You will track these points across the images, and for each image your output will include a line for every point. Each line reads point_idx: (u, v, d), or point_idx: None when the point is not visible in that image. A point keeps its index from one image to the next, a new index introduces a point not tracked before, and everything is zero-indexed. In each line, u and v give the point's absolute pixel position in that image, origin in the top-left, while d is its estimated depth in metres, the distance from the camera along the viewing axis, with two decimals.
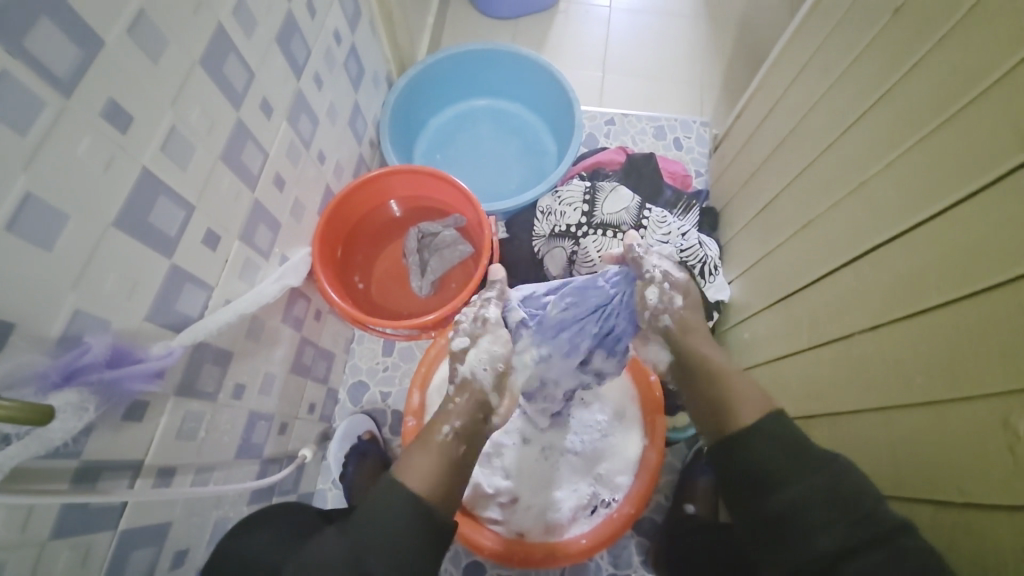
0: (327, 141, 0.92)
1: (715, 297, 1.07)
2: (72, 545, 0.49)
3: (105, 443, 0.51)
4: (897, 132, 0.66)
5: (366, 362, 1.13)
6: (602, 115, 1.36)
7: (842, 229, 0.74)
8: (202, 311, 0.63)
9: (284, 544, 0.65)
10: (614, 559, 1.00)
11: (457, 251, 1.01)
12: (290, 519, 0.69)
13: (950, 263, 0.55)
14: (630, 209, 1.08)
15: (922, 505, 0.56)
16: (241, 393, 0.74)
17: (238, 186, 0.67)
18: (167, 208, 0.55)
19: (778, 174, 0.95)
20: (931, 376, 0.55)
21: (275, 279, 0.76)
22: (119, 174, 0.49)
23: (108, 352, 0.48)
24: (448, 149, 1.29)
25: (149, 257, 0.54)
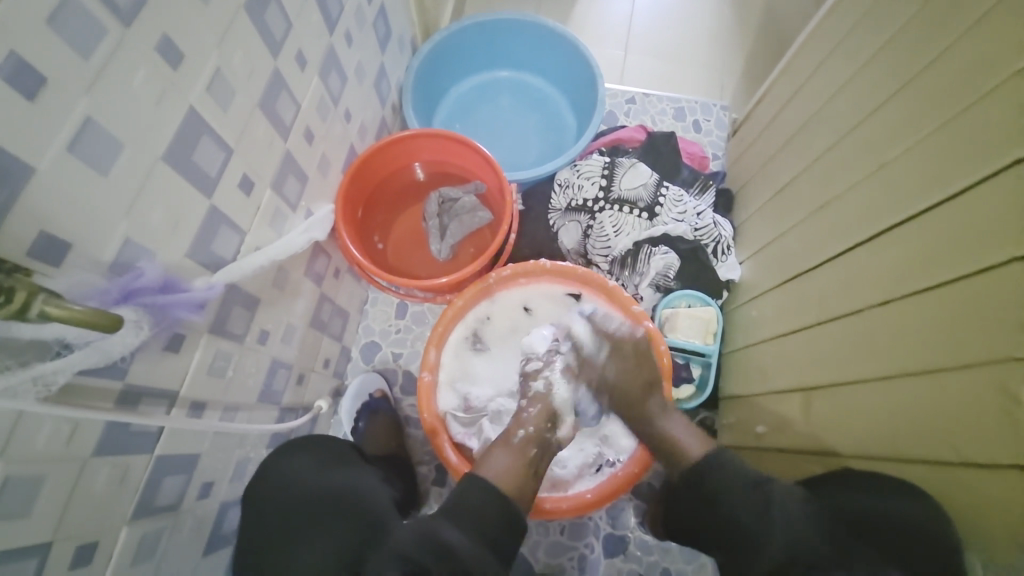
0: (353, 100, 0.92)
1: (725, 276, 1.10)
2: (112, 464, 0.52)
3: (145, 370, 0.53)
4: (920, 116, 0.67)
5: (379, 323, 1.15)
6: (623, 92, 1.36)
7: (858, 210, 0.75)
8: (235, 254, 0.64)
9: (319, 472, 0.69)
10: (611, 520, 1.04)
11: (475, 217, 1.03)
12: (333, 448, 0.75)
13: (965, 240, 0.56)
14: (647, 186, 1.10)
15: (918, 467, 0.59)
16: (266, 339, 0.76)
17: (272, 136, 0.68)
18: (209, 149, 0.57)
19: (798, 156, 0.96)
20: (936, 348, 0.57)
21: (301, 231, 0.77)
22: (169, 111, 0.50)
23: (161, 279, 0.50)
24: (469, 118, 1.29)
25: (192, 196, 0.55)
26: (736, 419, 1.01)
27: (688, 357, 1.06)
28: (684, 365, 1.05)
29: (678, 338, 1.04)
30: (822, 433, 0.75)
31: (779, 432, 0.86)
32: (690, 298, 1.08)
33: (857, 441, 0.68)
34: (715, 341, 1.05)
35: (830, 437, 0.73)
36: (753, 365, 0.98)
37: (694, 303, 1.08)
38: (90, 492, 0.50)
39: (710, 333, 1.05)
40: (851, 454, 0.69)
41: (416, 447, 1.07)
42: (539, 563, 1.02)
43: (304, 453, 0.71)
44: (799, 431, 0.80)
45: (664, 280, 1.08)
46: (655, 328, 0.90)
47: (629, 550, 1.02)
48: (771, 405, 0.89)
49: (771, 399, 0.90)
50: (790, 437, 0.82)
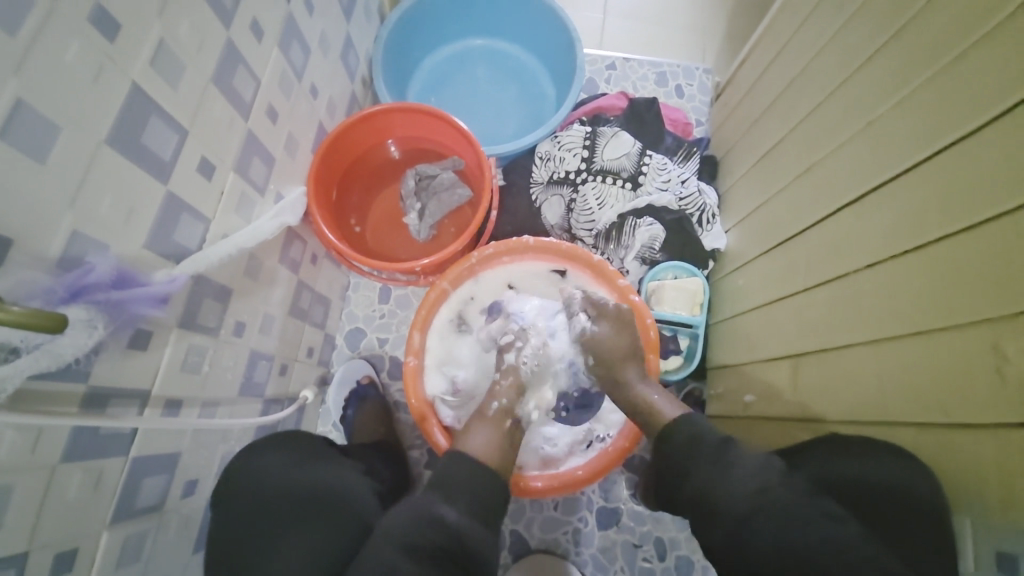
0: (319, 74, 0.87)
1: (712, 245, 1.08)
2: (84, 469, 0.49)
3: (111, 370, 0.50)
4: (907, 71, 0.65)
5: (363, 309, 1.13)
6: (603, 59, 1.32)
7: (844, 173, 0.74)
8: (200, 243, 0.61)
9: (291, 470, 0.66)
10: (604, 493, 1.05)
11: (455, 195, 1.00)
12: (306, 445, 0.73)
13: (950, 199, 0.56)
14: (630, 155, 1.07)
15: (906, 428, 0.59)
16: (242, 331, 0.73)
17: (231, 114, 0.63)
18: (160, 130, 0.53)
19: (782, 120, 0.94)
20: (922, 309, 0.58)
21: (271, 217, 0.73)
22: (109, 88, 0.46)
23: (113, 272, 0.47)
24: (444, 91, 1.24)
25: (145, 182, 0.51)
26: (724, 388, 1.02)
27: (675, 329, 1.06)
28: (672, 338, 1.06)
29: (665, 310, 1.04)
30: (811, 399, 0.75)
31: (768, 400, 0.86)
32: (676, 269, 1.06)
33: (845, 405, 0.69)
34: (702, 312, 1.04)
35: (818, 403, 0.74)
36: (740, 334, 0.98)
37: (680, 274, 1.06)
38: (62, 499, 0.48)
39: (698, 303, 1.04)
40: (839, 418, 0.70)
41: (406, 432, 1.06)
42: (535, 539, 1.03)
43: (274, 451, 0.69)
44: (787, 398, 0.81)
45: (650, 252, 1.07)
46: (640, 300, 0.90)
47: (623, 520, 1.04)
48: (759, 373, 0.90)
49: (759, 367, 0.90)
50: (779, 403, 0.83)
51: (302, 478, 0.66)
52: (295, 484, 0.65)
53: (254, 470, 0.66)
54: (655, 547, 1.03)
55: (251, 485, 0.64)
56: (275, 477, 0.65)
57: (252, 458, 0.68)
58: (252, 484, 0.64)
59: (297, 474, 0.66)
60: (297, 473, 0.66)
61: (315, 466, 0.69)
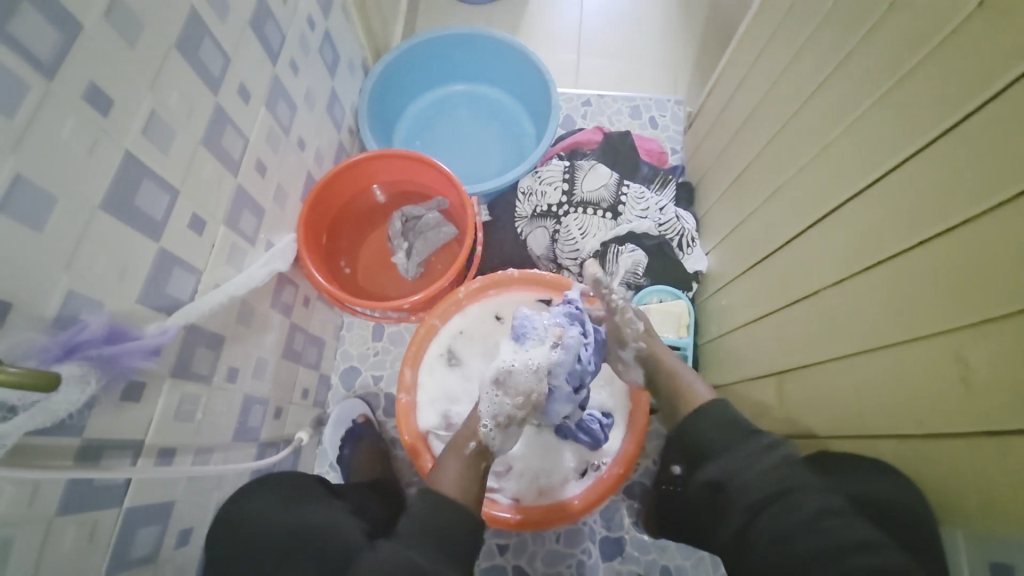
0: (306, 127, 0.92)
1: (693, 268, 1.11)
2: (79, 521, 0.51)
3: (105, 422, 0.52)
4: (854, 97, 0.69)
5: (357, 347, 1.15)
6: (578, 96, 1.39)
7: (807, 193, 0.78)
8: (192, 295, 0.64)
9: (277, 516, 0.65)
10: (606, 522, 1.04)
11: (441, 233, 1.03)
12: (290, 487, 0.73)
13: (903, 215, 0.59)
14: (608, 186, 1.11)
15: (887, 440, 0.60)
16: (235, 376, 0.75)
17: (220, 172, 0.68)
18: (152, 192, 0.56)
19: (749, 145, 0.98)
20: (890, 321, 0.59)
21: (262, 264, 0.77)
22: (104, 158, 0.50)
23: (105, 329, 0.50)
24: (428, 134, 1.30)
25: (138, 241, 0.55)
26: None
27: None
28: None
29: None
30: (797, 414, 0.76)
31: (759, 418, 0.87)
32: (661, 293, 1.09)
33: (829, 419, 0.69)
34: (688, 333, 1.06)
35: (805, 419, 0.74)
36: (727, 353, 0.99)
37: (665, 298, 1.09)
38: (57, 553, 0.49)
39: (683, 326, 1.06)
40: (825, 433, 0.70)
41: (404, 469, 1.06)
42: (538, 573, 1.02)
43: (263, 496, 0.69)
44: (776, 415, 0.81)
45: (634, 277, 1.09)
46: None
47: (627, 550, 1.02)
48: (748, 392, 0.90)
49: (747, 386, 0.91)
50: (768, 421, 0.84)
51: (283, 521, 0.65)
52: (285, 526, 0.65)
53: (242, 513, 0.67)
54: None
55: (236, 530, 0.65)
56: (261, 521, 0.65)
57: (241, 500, 0.69)
58: (239, 527, 0.65)
59: (288, 516, 0.66)
60: (284, 515, 0.66)
61: (302, 509, 0.69)
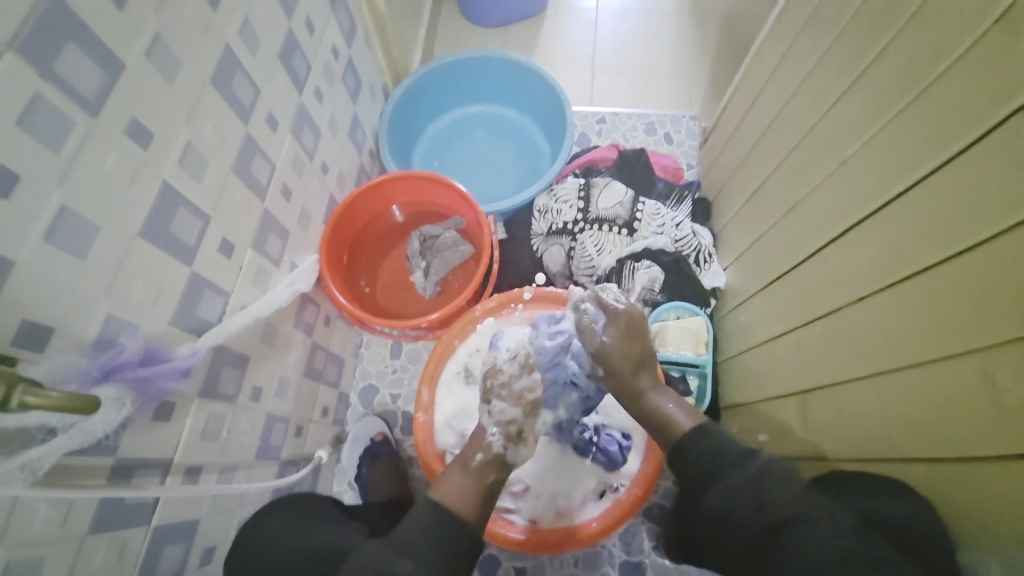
0: (329, 151, 0.95)
1: (711, 283, 1.11)
2: (109, 540, 0.52)
3: (137, 441, 0.54)
4: (871, 113, 0.69)
5: (375, 365, 1.16)
6: (592, 114, 1.40)
7: (825, 210, 0.77)
8: (220, 316, 0.66)
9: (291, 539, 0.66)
10: (626, 545, 1.02)
11: (458, 252, 1.05)
12: (309, 508, 0.74)
13: (924, 233, 0.58)
14: (623, 204, 1.12)
15: (917, 464, 0.58)
16: (259, 395, 0.77)
17: (249, 197, 0.70)
18: (186, 218, 0.59)
19: (766, 161, 0.98)
20: (916, 339, 0.58)
21: (286, 285, 0.79)
22: (142, 188, 0.53)
23: (141, 351, 0.52)
24: (445, 155, 1.33)
25: (172, 266, 0.57)
26: (739, 428, 0.99)
27: (683, 369, 1.06)
28: (680, 378, 1.05)
29: (670, 351, 1.05)
30: (821, 435, 0.74)
31: (782, 439, 0.85)
32: (679, 310, 1.08)
33: (855, 440, 0.68)
34: (707, 350, 1.05)
35: (830, 440, 0.73)
36: (747, 372, 0.98)
37: (683, 315, 1.08)
38: (87, 571, 0.50)
39: (702, 343, 1.05)
40: (852, 455, 0.68)
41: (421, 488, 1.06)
42: None
43: (283, 516, 0.70)
44: (800, 436, 0.80)
45: (651, 294, 1.09)
46: None
47: (648, 574, 1.00)
48: (771, 411, 0.88)
49: (769, 405, 0.89)
50: (791, 442, 0.82)
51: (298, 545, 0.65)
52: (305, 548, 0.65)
53: (260, 536, 0.67)
54: None
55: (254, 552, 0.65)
56: (282, 543, 0.66)
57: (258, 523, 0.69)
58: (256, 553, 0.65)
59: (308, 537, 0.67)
60: (300, 537, 0.67)
61: (316, 529, 0.69)
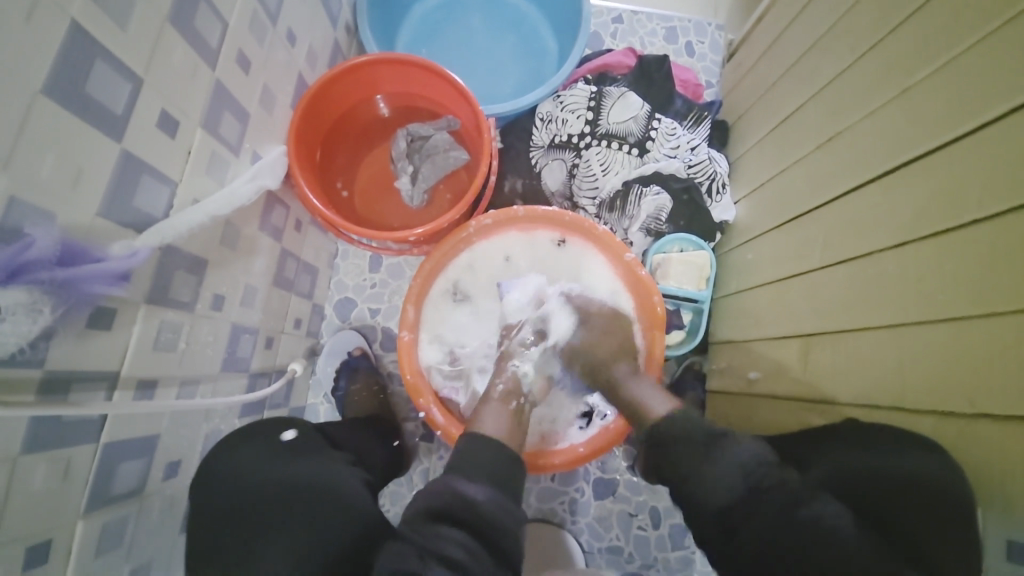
0: (297, 18, 0.78)
1: (720, 217, 1.03)
2: (50, 459, 0.46)
3: (69, 351, 0.46)
4: (956, 28, 0.58)
5: (352, 278, 1.07)
6: (609, 10, 1.22)
7: (871, 143, 0.68)
8: (166, 210, 0.54)
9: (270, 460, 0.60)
10: (601, 465, 1.05)
11: (450, 157, 0.92)
12: (289, 436, 0.66)
13: (992, 176, 0.51)
14: (638, 118, 1.00)
15: (924, 418, 0.56)
16: (222, 304, 0.68)
17: (194, 62, 0.56)
18: (109, 77, 0.45)
19: (807, 80, 0.86)
20: (957, 295, 0.53)
21: (248, 179, 0.67)
22: (43, 28, 0.39)
23: (58, 248, 0.42)
24: (436, 41, 1.13)
25: (93, 139, 0.45)
26: (727, 363, 0.98)
27: (678, 304, 1.03)
28: (674, 312, 1.02)
29: (670, 284, 0.99)
30: (821, 380, 0.72)
31: (774, 379, 0.84)
32: (682, 242, 1.01)
33: (857, 389, 0.66)
34: (707, 287, 1.01)
35: (829, 385, 0.71)
36: (746, 309, 0.94)
37: (686, 248, 1.01)
38: (27, 491, 0.44)
39: (703, 278, 1.00)
40: (850, 402, 0.67)
41: (401, 404, 1.04)
42: (531, 509, 1.04)
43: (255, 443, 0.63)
44: (796, 378, 0.78)
45: (655, 223, 1.01)
46: (648, 275, 0.85)
47: (618, 492, 1.04)
48: (767, 350, 0.86)
49: (766, 345, 0.87)
50: (784, 383, 0.81)
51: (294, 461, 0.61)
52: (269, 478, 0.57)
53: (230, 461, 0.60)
54: (650, 516, 1.03)
55: (224, 478, 0.58)
56: (255, 472, 0.58)
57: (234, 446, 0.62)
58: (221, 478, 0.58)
59: (268, 468, 0.59)
60: (276, 466, 0.59)
61: (291, 460, 0.61)
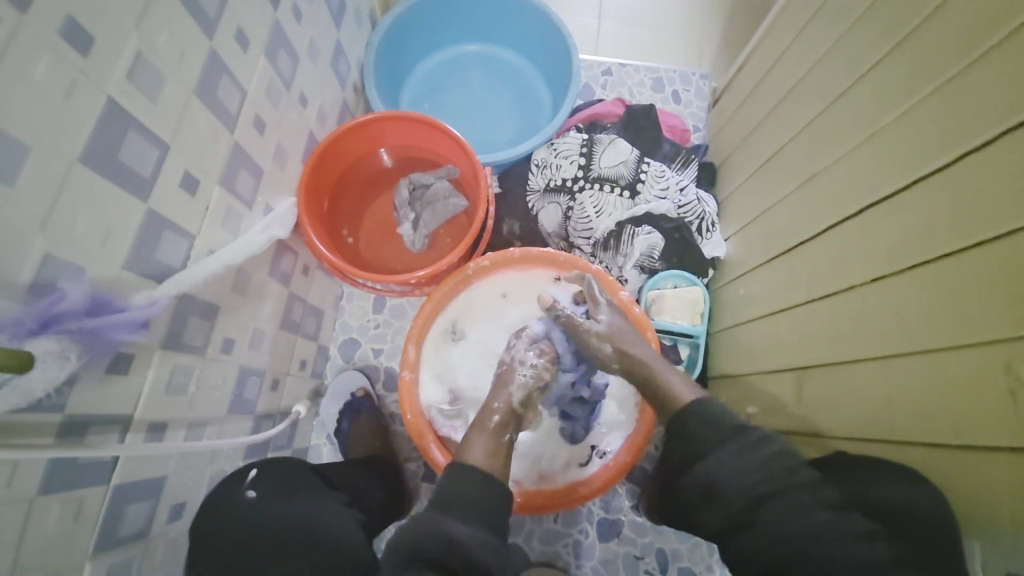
0: (309, 82, 0.85)
1: (712, 253, 1.07)
2: (64, 500, 0.48)
3: (88, 395, 0.49)
4: (913, 79, 0.63)
5: (357, 319, 1.11)
6: (599, 64, 1.31)
7: (846, 183, 0.72)
8: (184, 261, 0.59)
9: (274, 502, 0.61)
10: (604, 505, 1.03)
11: (451, 204, 0.97)
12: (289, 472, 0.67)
13: (956, 214, 0.54)
14: (627, 163, 1.05)
15: (913, 448, 0.57)
16: (231, 348, 0.71)
17: (215, 127, 0.61)
18: (139, 145, 0.51)
19: (785, 124, 0.91)
20: (935, 327, 0.55)
21: (260, 230, 0.71)
22: (82, 106, 0.45)
23: (87, 299, 0.46)
24: (438, 97, 1.22)
25: (122, 200, 0.50)
26: (725, 398, 0.99)
27: (675, 339, 1.04)
28: (671, 348, 1.04)
29: (665, 320, 1.02)
30: (815, 413, 0.74)
31: (770, 414, 0.85)
32: (675, 278, 1.05)
33: (849, 420, 0.67)
34: (702, 322, 1.03)
35: (823, 416, 0.72)
36: (741, 343, 0.96)
37: (679, 283, 1.05)
38: (42, 532, 0.46)
39: (697, 313, 1.03)
40: (843, 434, 0.68)
41: (403, 445, 1.04)
42: (534, 553, 1.02)
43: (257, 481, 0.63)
44: (791, 411, 0.79)
45: (649, 260, 1.05)
46: (642, 312, 0.88)
47: (623, 533, 1.02)
48: (761, 384, 0.88)
49: (761, 379, 0.88)
50: (779, 417, 0.82)
51: (296, 502, 0.62)
52: (267, 520, 0.59)
53: (231, 496, 0.61)
54: (657, 559, 1.01)
55: (221, 518, 0.59)
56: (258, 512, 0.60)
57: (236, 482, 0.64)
58: (219, 518, 0.59)
59: (272, 508, 0.60)
60: (278, 505, 0.61)
61: (296, 500, 0.62)
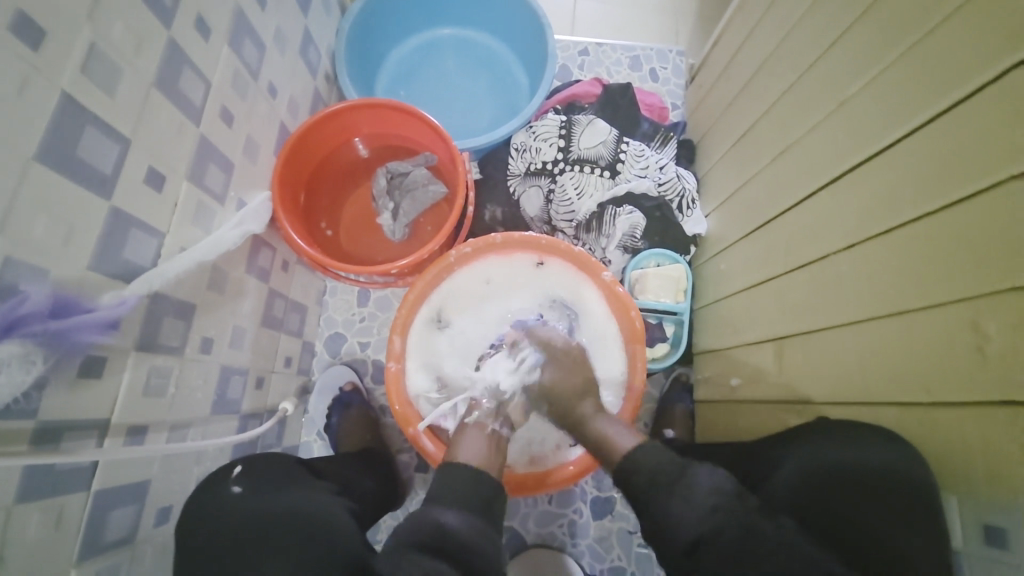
0: (277, 71, 0.82)
1: (692, 230, 1.07)
2: (43, 507, 0.47)
3: (62, 400, 0.47)
4: (881, 46, 0.63)
5: (341, 313, 1.10)
6: (575, 44, 1.29)
7: (819, 153, 0.73)
8: (155, 260, 0.57)
9: (261, 495, 0.61)
10: (597, 483, 1.05)
11: (429, 191, 0.96)
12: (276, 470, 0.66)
13: (923, 177, 0.55)
14: (607, 143, 1.05)
15: (889, 409, 0.59)
16: (210, 347, 0.70)
17: (179, 120, 0.59)
18: (98, 140, 0.49)
19: (759, 98, 0.91)
20: (906, 290, 0.56)
21: (234, 225, 0.70)
22: (35, 102, 0.43)
23: (50, 302, 0.45)
24: (412, 83, 1.19)
25: (85, 199, 0.48)
26: (710, 372, 1.01)
27: (660, 317, 1.05)
28: (657, 326, 1.05)
29: (649, 299, 1.02)
30: (795, 381, 0.75)
31: (753, 384, 0.86)
32: (658, 257, 1.05)
33: (828, 387, 0.68)
34: (686, 298, 1.04)
35: (802, 384, 0.73)
36: (724, 317, 0.97)
37: (663, 262, 1.05)
38: (23, 541, 0.45)
39: (681, 291, 1.04)
40: (823, 400, 0.69)
41: (394, 436, 1.04)
42: (530, 534, 1.03)
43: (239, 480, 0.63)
44: (772, 380, 0.80)
45: (632, 240, 1.05)
46: (625, 291, 0.88)
47: (617, 510, 1.04)
48: (744, 356, 0.89)
49: (743, 351, 0.89)
50: (762, 386, 0.83)
51: (283, 495, 0.62)
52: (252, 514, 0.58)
53: (218, 495, 0.61)
54: None
55: (210, 515, 0.59)
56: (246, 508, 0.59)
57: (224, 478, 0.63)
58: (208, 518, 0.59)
59: (257, 502, 0.60)
60: (267, 500, 0.60)
61: (283, 491, 0.62)
